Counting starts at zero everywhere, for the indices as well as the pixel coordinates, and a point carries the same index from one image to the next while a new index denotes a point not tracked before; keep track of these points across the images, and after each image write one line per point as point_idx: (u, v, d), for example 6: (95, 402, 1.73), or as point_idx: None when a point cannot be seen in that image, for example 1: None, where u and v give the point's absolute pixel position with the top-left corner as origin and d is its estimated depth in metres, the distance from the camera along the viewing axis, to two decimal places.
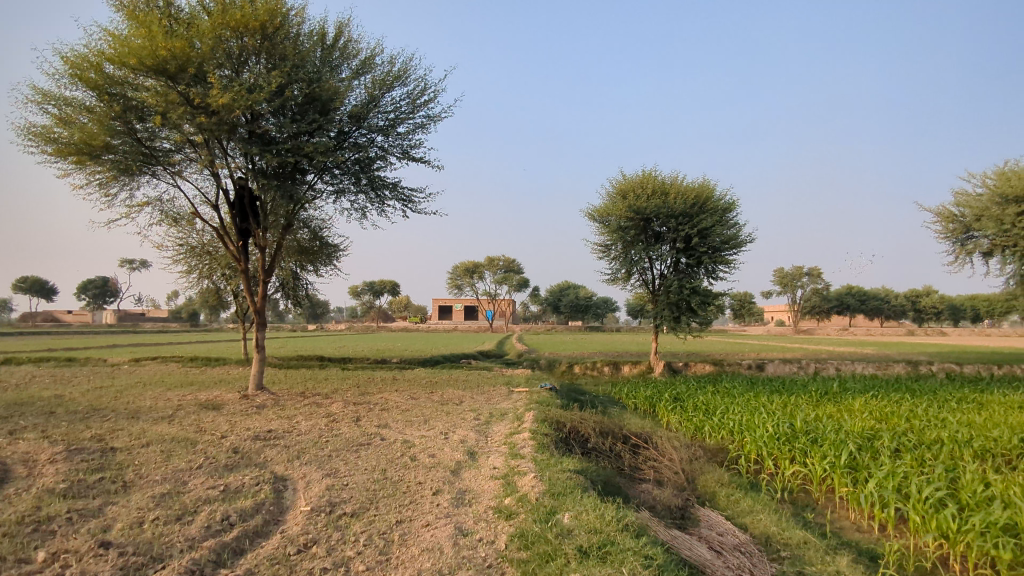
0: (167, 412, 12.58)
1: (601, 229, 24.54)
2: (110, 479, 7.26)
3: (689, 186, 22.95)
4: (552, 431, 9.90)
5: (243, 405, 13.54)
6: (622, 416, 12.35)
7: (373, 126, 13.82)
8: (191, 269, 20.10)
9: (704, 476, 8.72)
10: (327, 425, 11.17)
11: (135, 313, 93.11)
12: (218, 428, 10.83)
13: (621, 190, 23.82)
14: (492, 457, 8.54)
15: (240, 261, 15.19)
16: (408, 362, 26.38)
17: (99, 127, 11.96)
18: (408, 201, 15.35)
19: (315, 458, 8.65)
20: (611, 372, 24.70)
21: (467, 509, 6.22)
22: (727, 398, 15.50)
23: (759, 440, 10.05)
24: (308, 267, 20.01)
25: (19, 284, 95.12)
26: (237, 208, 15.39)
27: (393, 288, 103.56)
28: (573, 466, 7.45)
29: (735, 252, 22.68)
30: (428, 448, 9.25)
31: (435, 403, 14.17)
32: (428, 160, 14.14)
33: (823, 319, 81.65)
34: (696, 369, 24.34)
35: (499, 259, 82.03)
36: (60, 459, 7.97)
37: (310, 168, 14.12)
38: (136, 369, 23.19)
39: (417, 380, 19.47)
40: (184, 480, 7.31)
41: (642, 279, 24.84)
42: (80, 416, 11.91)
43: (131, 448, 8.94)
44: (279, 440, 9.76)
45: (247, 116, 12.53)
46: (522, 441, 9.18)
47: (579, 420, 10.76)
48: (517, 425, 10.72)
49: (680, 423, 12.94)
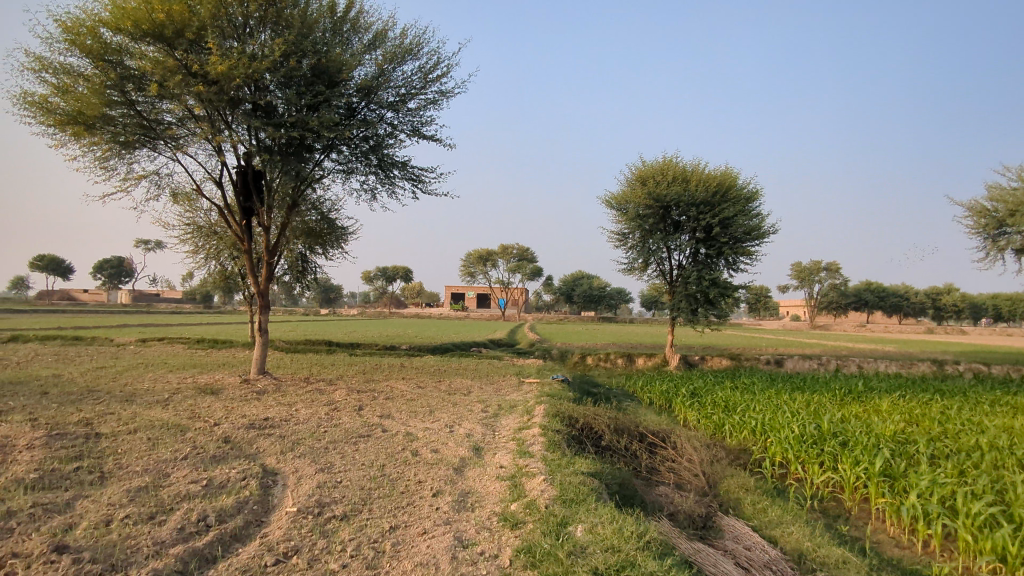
0: (163, 395, 12.13)
1: (618, 217, 23.81)
2: (87, 469, 6.77)
3: (711, 174, 22.11)
4: (565, 427, 9.26)
5: (243, 390, 13.06)
6: (638, 412, 11.69)
7: (383, 102, 13.16)
8: (197, 250, 19.63)
9: (726, 481, 8.04)
10: (328, 414, 10.63)
11: (149, 293, 93.48)
12: (213, 415, 10.32)
13: (641, 176, 23.04)
14: (499, 455, 7.91)
15: (244, 240, 14.63)
16: (417, 349, 25.81)
17: (95, 96, 11.45)
18: (418, 181, 14.71)
19: (310, 450, 8.10)
20: (625, 364, 23.99)
21: (469, 514, 5.61)
22: (747, 395, 14.78)
23: (785, 441, 9.35)
24: (316, 250, 19.44)
25: (37, 263, 96.10)
26: (241, 185, 14.81)
27: (407, 274, 103.24)
28: (586, 469, 6.82)
29: (757, 243, 21.83)
30: (432, 443, 8.67)
31: (443, 393, 13.59)
32: (440, 138, 13.48)
33: (840, 315, 80.12)
34: (712, 363, 23.58)
35: (513, 247, 81.37)
36: (38, 446, 7.49)
37: (317, 144, 13.51)
38: (142, 349, 22.85)
39: (424, 368, 18.88)
40: (166, 472, 6.79)
41: (660, 270, 24.08)
42: (73, 398, 11.48)
43: (117, 434, 8.46)
44: (274, 429, 9.22)
45: (250, 87, 11.93)
46: (531, 438, 8.57)
47: (593, 416, 10.12)
48: (526, 419, 10.11)
49: (699, 420, 12.27)
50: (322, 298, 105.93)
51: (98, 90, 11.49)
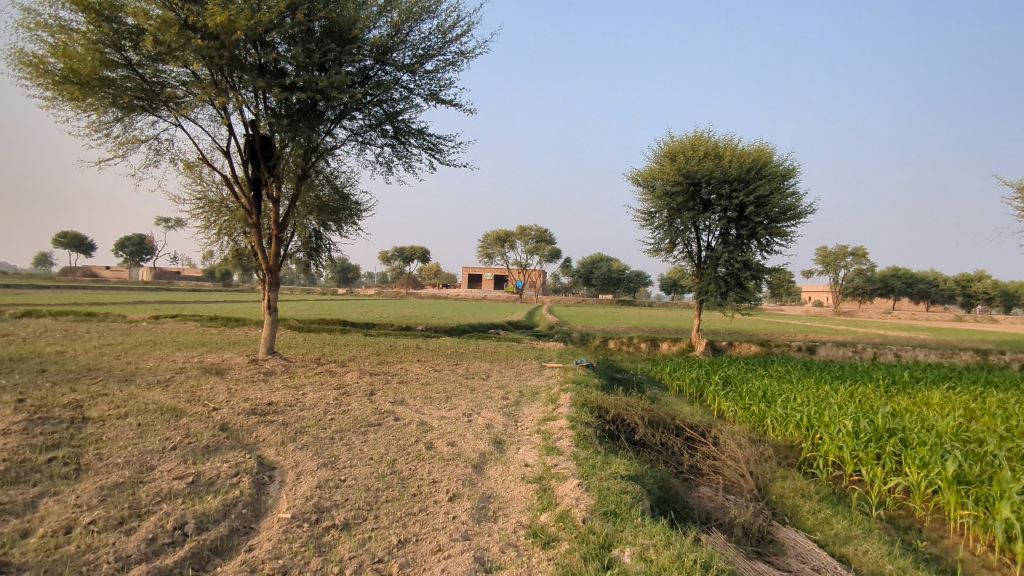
0: (166, 375, 11.53)
1: (645, 195, 22.77)
2: (62, 459, 6.02)
3: (746, 150, 20.88)
4: (594, 419, 8.37)
5: (251, 371, 12.39)
6: (672, 402, 10.74)
7: (399, 62, 12.23)
8: (207, 226, 18.84)
9: (779, 485, 7.12)
10: (336, 399, 9.85)
11: (169, 271, 93.88)
12: (214, 397, 9.60)
13: (670, 152, 21.88)
14: (523, 451, 7.07)
15: (252, 213, 13.79)
16: (433, 330, 25.04)
17: (91, 53, 10.76)
18: (436, 150, 13.79)
19: (314, 440, 7.32)
20: (649, 349, 23.04)
21: (490, 527, 4.78)
22: (786, 384, 13.74)
23: (839, 438, 8.35)
24: (329, 227, 18.62)
25: (59, 240, 97.00)
26: (249, 155, 13.98)
27: (424, 255, 102.58)
28: (626, 471, 5.94)
29: (793, 223, 20.61)
30: (448, 434, 7.83)
31: (460, 378, 12.80)
32: (460, 103, 12.52)
33: (865, 302, 78.11)
34: (741, 349, 22.53)
35: (532, 228, 80.27)
36: (15, 431, 6.78)
37: (328, 109, 12.63)
38: (154, 327, 22.26)
39: (440, 350, 18.08)
40: (151, 465, 6.05)
41: (687, 251, 23.00)
42: (71, 377, 10.86)
43: (105, 419, 7.73)
44: (277, 416, 8.44)
45: (256, 45, 11.10)
46: (559, 432, 7.70)
47: (625, 407, 9.19)
48: (552, 408, 9.24)
49: (737, 412, 11.30)
50: (339, 278, 106.06)
51: (94, 48, 10.83)
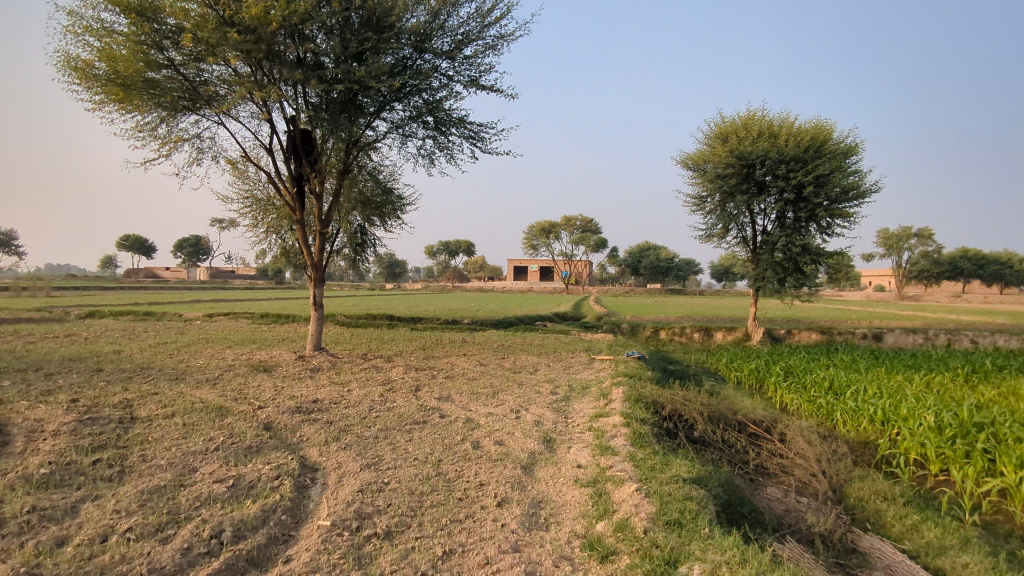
0: (215, 373, 11.57)
1: (696, 178, 21.96)
2: (106, 461, 5.93)
3: (804, 127, 19.83)
4: (650, 415, 7.88)
5: (298, 368, 12.35)
6: (731, 396, 10.14)
7: (437, 49, 11.91)
8: (256, 225, 18.93)
9: (857, 487, 6.52)
10: (382, 396, 9.65)
11: (225, 270, 96.95)
12: (260, 395, 9.51)
13: (722, 133, 20.98)
14: (574, 450, 6.66)
15: (295, 210, 13.73)
16: (480, 324, 24.83)
17: (133, 54, 10.82)
18: (478, 139, 13.45)
19: (359, 440, 7.09)
20: (702, 339, 22.25)
21: (542, 537, 4.41)
22: (854, 375, 12.90)
23: (920, 434, 7.64)
24: (373, 222, 18.52)
25: (123, 242, 101.32)
26: (291, 151, 13.92)
27: (469, 248, 102.87)
28: (687, 473, 5.47)
29: (856, 203, 19.49)
30: (496, 432, 7.49)
31: (507, 372, 12.47)
32: (501, 88, 12.14)
33: (931, 285, 74.34)
34: (800, 337, 21.52)
35: (578, 218, 79.43)
36: (64, 432, 6.76)
37: (368, 101, 12.44)
38: (207, 325, 22.74)
39: (486, 343, 17.80)
40: (193, 467, 5.90)
41: (741, 236, 22.08)
42: (124, 376, 11.00)
43: (152, 419, 7.69)
44: (321, 414, 8.26)
45: (293, 37, 10.96)
46: (613, 430, 7.25)
47: (683, 401, 8.66)
48: (604, 404, 8.79)
49: (803, 405, 10.60)
50: (388, 273, 107.48)
51: (137, 49, 10.89)
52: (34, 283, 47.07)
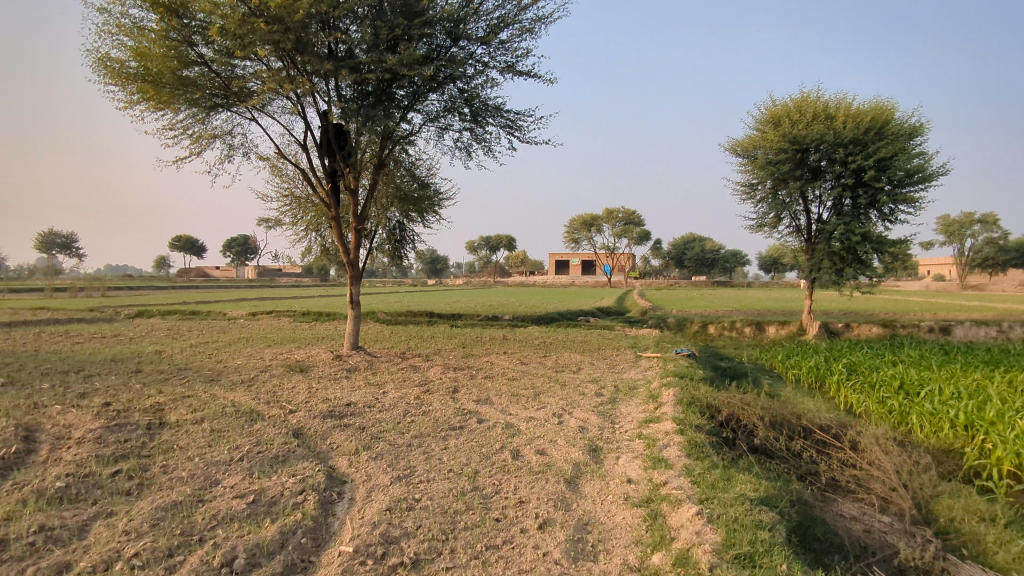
0: (251, 374, 11.37)
1: (746, 166, 20.97)
2: (126, 472, 5.63)
3: (863, 108, 18.63)
4: (707, 422, 7.20)
5: (334, 368, 12.05)
6: (794, 398, 9.33)
7: (472, 35, 11.41)
8: (295, 222, 18.79)
9: (948, 505, 5.72)
10: (418, 398, 9.22)
11: (271, 268, 99.00)
12: (293, 398, 9.19)
13: (773, 117, 19.92)
14: (623, 462, 6.08)
15: (330, 206, 13.44)
16: (521, 320, 24.31)
17: (164, 50, 10.66)
18: (516, 128, 12.90)
19: (391, 448, 6.66)
20: (754, 333, 21.24)
21: (590, 570, 3.86)
22: (927, 372, 11.87)
23: (1015, 442, 6.75)
24: (412, 217, 18.16)
25: (175, 243, 104.53)
26: (325, 146, 13.64)
27: (510, 243, 102.60)
28: (755, 493, 4.82)
29: (921, 188, 18.21)
30: (538, 440, 6.95)
31: (549, 371, 11.91)
32: (539, 73, 11.55)
33: (996, 274, 70.41)
34: (860, 331, 20.29)
35: (620, 210, 78.12)
36: (90, 441, 6.52)
37: (401, 92, 12.04)
38: (250, 323, 22.86)
39: (527, 340, 17.26)
40: (215, 480, 5.54)
41: (795, 225, 20.98)
42: (160, 378, 10.87)
43: (181, 425, 7.42)
44: (354, 419, 7.87)
45: (322, 25, 10.61)
46: (667, 438, 6.61)
47: (742, 404, 7.92)
48: (654, 408, 8.14)
49: (872, 406, 9.72)
50: (429, 269, 108.13)
51: (167, 46, 10.72)
52: (91, 283, 48.83)
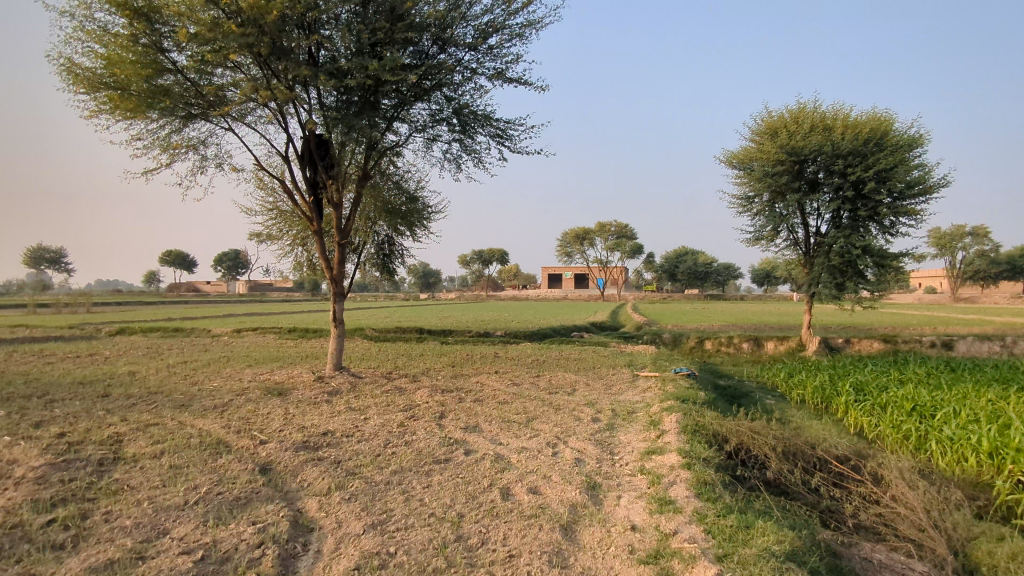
0: (226, 398, 10.66)
1: (742, 178, 20.55)
2: (62, 521, 4.94)
3: (862, 119, 18.25)
4: (716, 455, 6.57)
5: (315, 391, 11.35)
6: (804, 424, 8.72)
7: (459, 40, 10.92)
8: (280, 237, 18.11)
9: (989, 550, 5.13)
10: (402, 426, 8.55)
11: (261, 282, 97.98)
12: (267, 426, 8.50)
13: (770, 128, 19.53)
14: (626, 504, 5.46)
15: (312, 219, 12.82)
16: (514, 336, 23.68)
17: (134, 56, 10.09)
18: (506, 138, 12.36)
19: (368, 486, 6.00)
20: (752, 349, 20.67)
21: None
22: (939, 392, 11.30)
23: None
24: (400, 231, 17.54)
25: (164, 258, 103.44)
26: (307, 157, 13.05)
27: (502, 256, 102.13)
28: (780, 548, 4.21)
29: (922, 200, 17.81)
30: (530, 475, 6.30)
31: (543, 393, 11.27)
32: (530, 80, 11.05)
33: (988, 286, 70.33)
34: (861, 346, 19.76)
35: (612, 223, 77.86)
36: (30, 480, 5.82)
37: (386, 100, 11.50)
38: (233, 341, 22.05)
39: (520, 358, 16.60)
40: (163, 531, 4.86)
41: (792, 238, 20.53)
42: (127, 403, 10.13)
43: (138, 459, 6.73)
44: (329, 451, 7.19)
45: (300, 28, 10.08)
46: (673, 475, 6.00)
47: (753, 433, 7.31)
48: (656, 437, 7.52)
49: (886, 431, 9.13)
50: (421, 282, 107.52)
51: (137, 52, 10.15)
52: (74, 299, 47.74)
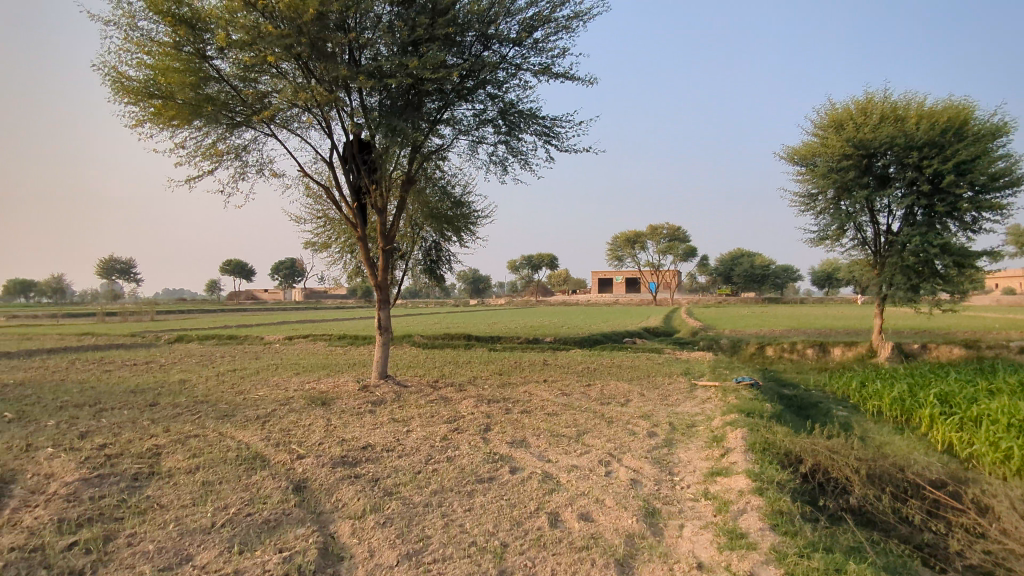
0: (269, 408, 10.46)
1: (805, 174, 19.42)
2: (84, 545, 4.67)
3: (937, 108, 16.91)
4: (790, 480, 5.85)
5: (359, 401, 11.06)
6: (888, 442, 7.85)
7: (504, 36, 10.51)
8: (328, 244, 18.06)
9: None
10: (445, 439, 8.11)
11: (316, 290, 100.19)
12: (307, 439, 8.19)
13: (834, 121, 18.38)
14: (689, 536, 4.84)
15: (356, 225, 12.59)
16: (563, 342, 23.06)
17: (179, 64, 10.09)
18: (553, 136, 11.84)
19: (405, 508, 5.56)
20: (817, 355, 19.46)
21: None
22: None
23: None
24: (448, 237, 17.22)
25: (224, 267, 107.03)
26: (350, 163, 12.85)
27: (552, 261, 101.49)
28: None
29: (1007, 193, 16.36)
30: (581, 499, 5.74)
31: (595, 404, 10.65)
32: (577, 74, 10.52)
33: None
34: (939, 352, 18.31)
35: (664, 226, 76.22)
36: (61, 497, 5.61)
37: (429, 102, 11.18)
38: (285, 349, 22.16)
39: (570, 366, 15.98)
40: (185, 557, 4.53)
41: (860, 237, 19.23)
42: (172, 413, 10.04)
43: (174, 474, 6.48)
44: (368, 468, 6.81)
45: (339, 28, 9.86)
46: (743, 502, 5.34)
47: (832, 454, 6.54)
48: (721, 456, 6.83)
49: (984, 451, 8.14)
50: (472, 288, 107.87)
51: (183, 59, 10.13)
52: (138, 308, 49.47)
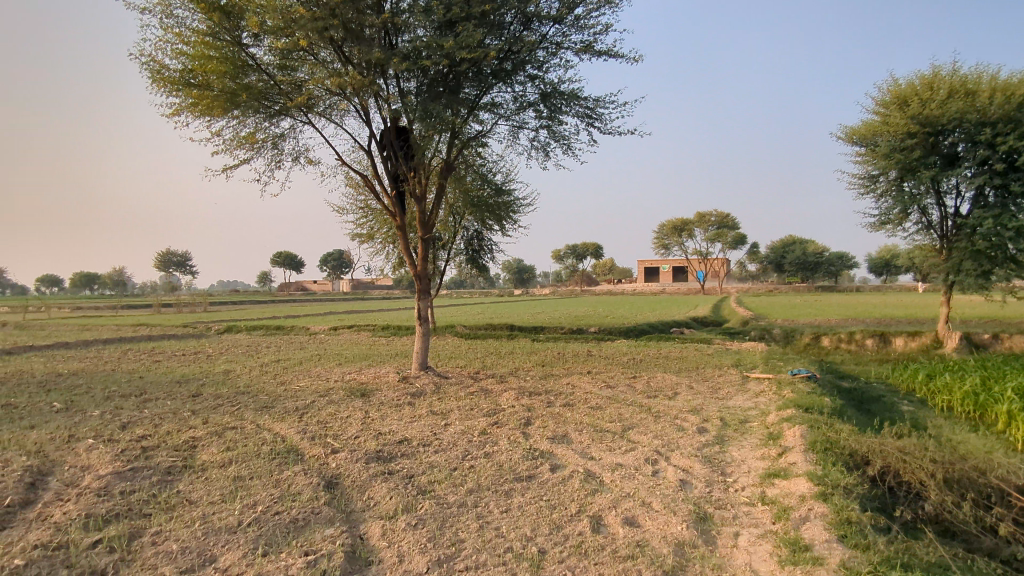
0: (309, 399, 10.37)
1: (865, 154, 18.33)
2: (109, 543, 4.54)
3: (1014, 81, 15.66)
4: (859, 486, 5.30)
5: (397, 392, 10.89)
6: (966, 443, 7.15)
7: (544, 14, 10.07)
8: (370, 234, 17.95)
9: None
10: (483, 434, 7.81)
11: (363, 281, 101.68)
12: (343, 432, 8.01)
13: (898, 97, 17.23)
14: (746, 548, 4.38)
15: (395, 214, 12.35)
16: (608, 333, 22.50)
17: (215, 52, 10.00)
18: (596, 118, 11.34)
19: (436, 508, 5.28)
20: (878, 346, 18.44)
21: None
22: None
23: None
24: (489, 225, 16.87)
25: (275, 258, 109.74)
26: (388, 150, 12.62)
27: (598, 250, 100.28)
28: None
29: None
30: (626, 501, 5.34)
31: (641, 397, 10.18)
32: (621, 52, 10.00)
33: None
34: (1013, 342, 17.09)
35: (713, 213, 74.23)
36: (92, 491, 5.53)
37: (467, 85, 10.83)
38: (329, 340, 22.30)
39: (615, 358, 15.50)
40: (209, 558, 4.35)
41: (925, 221, 18.07)
42: (213, 404, 10.04)
43: (206, 468, 6.36)
44: (403, 464, 6.56)
45: (373, 10, 9.60)
46: (806, 510, 4.83)
47: (905, 456, 5.93)
48: (780, 456, 6.31)
49: None
50: (517, 278, 107.58)
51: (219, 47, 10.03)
52: (192, 300, 50.97)
